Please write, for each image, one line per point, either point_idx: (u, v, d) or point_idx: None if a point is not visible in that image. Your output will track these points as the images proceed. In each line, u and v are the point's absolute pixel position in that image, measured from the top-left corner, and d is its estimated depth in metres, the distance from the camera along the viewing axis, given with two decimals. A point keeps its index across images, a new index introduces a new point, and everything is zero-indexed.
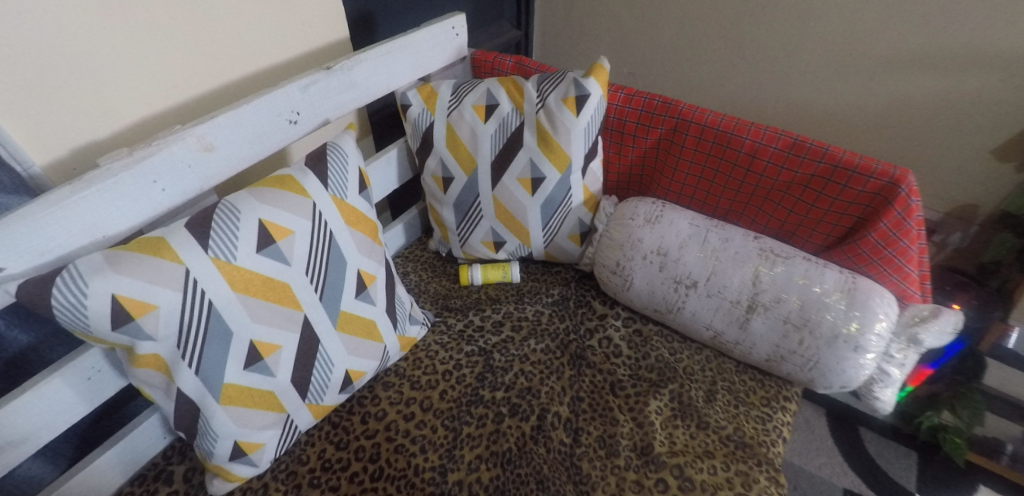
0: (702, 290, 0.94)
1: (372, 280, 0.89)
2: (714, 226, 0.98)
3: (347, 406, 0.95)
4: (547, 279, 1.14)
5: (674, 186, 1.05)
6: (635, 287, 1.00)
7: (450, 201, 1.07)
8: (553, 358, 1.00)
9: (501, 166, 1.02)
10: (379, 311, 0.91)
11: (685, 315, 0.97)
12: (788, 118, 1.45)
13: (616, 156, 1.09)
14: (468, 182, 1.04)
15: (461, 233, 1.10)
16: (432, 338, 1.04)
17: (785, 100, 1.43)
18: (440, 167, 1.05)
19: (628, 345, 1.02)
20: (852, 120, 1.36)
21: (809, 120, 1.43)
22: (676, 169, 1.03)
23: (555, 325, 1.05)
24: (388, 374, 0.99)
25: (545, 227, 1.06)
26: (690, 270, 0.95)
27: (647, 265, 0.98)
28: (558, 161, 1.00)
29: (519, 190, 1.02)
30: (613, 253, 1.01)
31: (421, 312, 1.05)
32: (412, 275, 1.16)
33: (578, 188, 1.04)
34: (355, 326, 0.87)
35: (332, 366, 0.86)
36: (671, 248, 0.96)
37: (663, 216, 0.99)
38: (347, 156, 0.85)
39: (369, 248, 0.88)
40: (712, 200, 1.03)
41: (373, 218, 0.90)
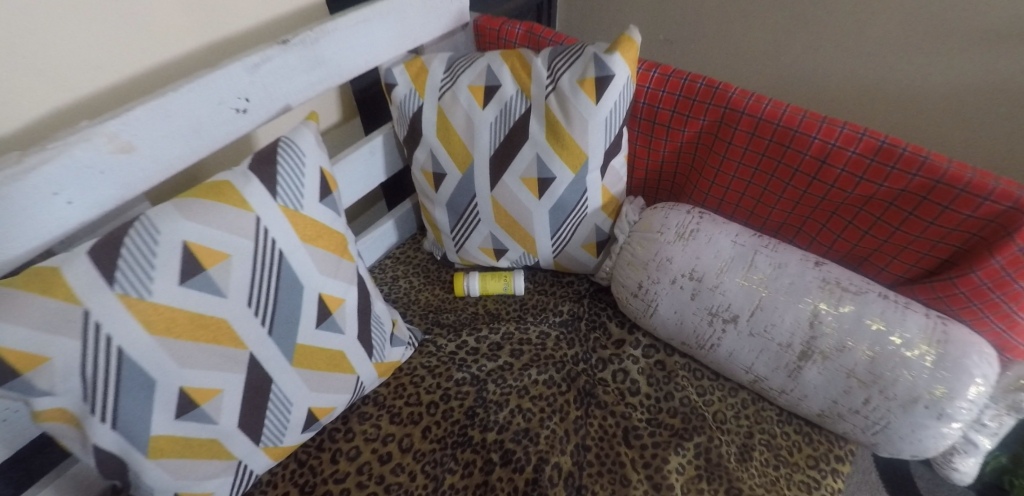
0: (743, 326, 0.76)
1: (339, 303, 0.74)
2: (763, 246, 0.78)
3: (317, 441, 0.82)
4: (556, 293, 0.97)
5: (715, 192, 0.85)
6: (660, 316, 0.82)
7: (443, 200, 0.90)
8: (557, 395, 0.84)
9: (502, 162, 0.83)
10: (349, 339, 0.76)
11: (720, 353, 0.80)
12: (854, 104, 1.20)
13: (645, 151, 0.89)
14: (462, 180, 0.87)
15: (457, 238, 0.93)
16: (419, 360, 0.90)
17: (851, 80, 1.17)
18: (431, 161, 0.88)
19: (648, 381, 0.85)
20: (920, 108, 1.12)
21: (880, 102, 1.16)
22: (720, 170, 0.83)
23: (562, 352, 0.89)
24: (365, 403, 0.86)
25: (554, 236, 0.88)
26: (730, 301, 0.76)
27: (676, 291, 0.79)
28: (572, 158, 0.81)
29: (524, 192, 0.84)
30: (634, 272, 0.83)
31: (407, 330, 0.90)
32: (402, 280, 1.01)
33: (596, 190, 0.85)
34: (318, 359, 0.73)
35: (290, 405, 0.73)
36: (708, 272, 0.77)
37: (701, 231, 0.80)
38: (303, 155, 0.69)
39: (335, 266, 0.73)
40: (763, 211, 0.83)
41: (341, 229, 0.74)
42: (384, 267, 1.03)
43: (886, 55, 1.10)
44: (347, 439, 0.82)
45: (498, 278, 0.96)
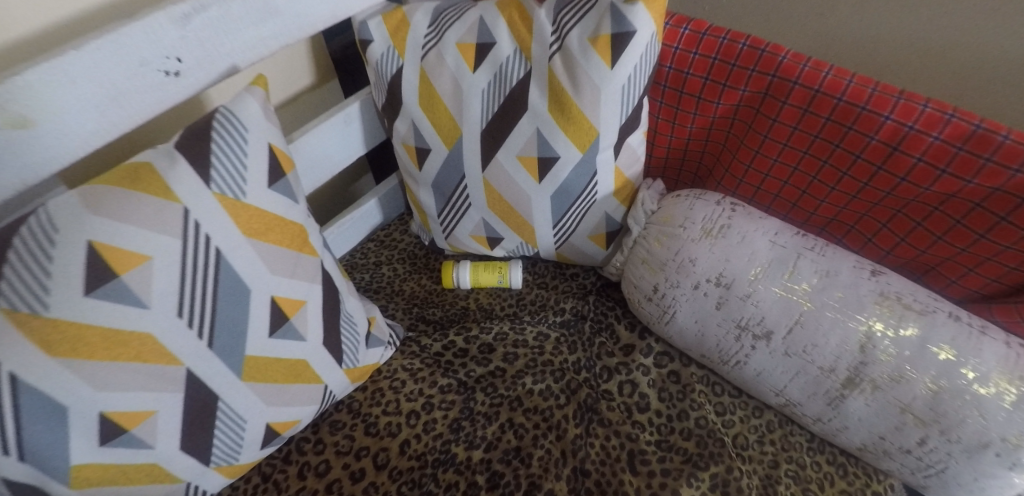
0: (777, 345, 0.64)
1: (299, 306, 0.63)
2: (808, 248, 0.65)
3: (283, 452, 0.73)
4: (557, 287, 0.86)
5: (751, 178, 0.71)
6: (677, 325, 0.70)
7: (428, 180, 0.77)
8: (554, 408, 0.74)
9: (496, 138, 0.70)
10: (312, 346, 0.66)
11: (746, 371, 0.68)
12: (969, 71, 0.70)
13: (668, 126, 0.74)
14: (449, 158, 0.73)
15: (444, 223, 0.81)
16: (400, 362, 0.80)
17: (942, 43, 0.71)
18: (413, 134, 0.74)
19: (660, 396, 0.74)
20: None
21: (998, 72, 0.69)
22: (760, 153, 0.68)
23: (562, 358, 0.78)
24: (338, 410, 0.77)
25: (556, 225, 0.76)
26: (764, 314, 0.63)
27: (698, 298, 0.67)
28: (580, 136, 0.67)
29: (521, 174, 0.71)
30: (649, 273, 0.70)
31: (387, 328, 0.79)
32: (385, 267, 0.90)
33: (608, 173, 0.71)
34: (273, 371, 0.63)
35: (243, 422, 0.63)
36: (739, 279, 0.64)
37: (732, 227, 0.66)
38: (245, 131, 0.56)
39: (293, 263, 0.62)
40: (809, 205, 0.69)
41: (299, 219, 0.62)
42: (366, 252, 0.92)
43: (887, 16, 0.74)
44: (316, 452, 0.73)
45: (492, 271, 0.85)
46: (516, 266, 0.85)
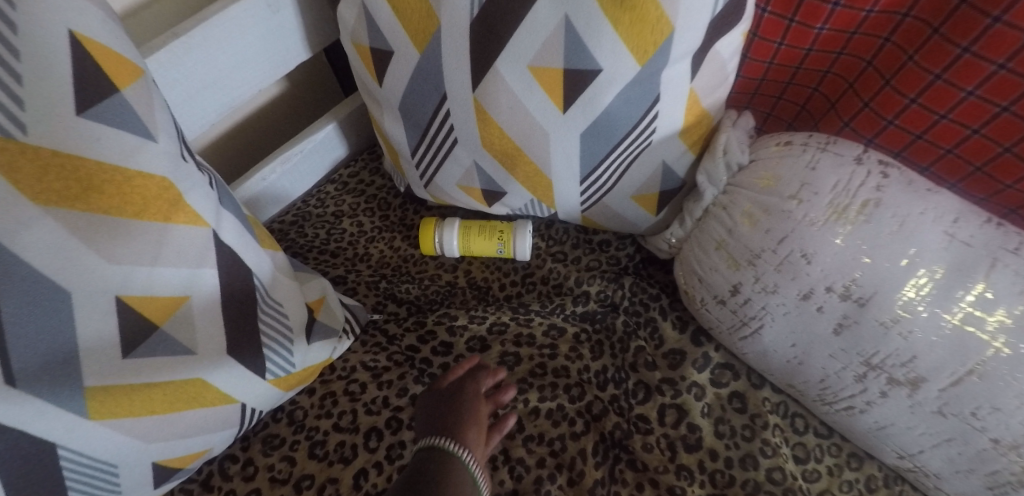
0: (928, 398, 0.40)
1: (177, 305, 0.40)
2: (1010, 248, 0.38)
3: (202, 475, 0.53)
4: (580, 263, 0.62)
5: (909, 121, 0.44)
6: (759, 344, 0.46)
7: (394, 102, 0.51)
8: (567, 439, 0.52)
9: (495, 34, 0.42)
10: (210, 359, 0.43)
11: (858, 420, 0.45)
12: None
13: (780, 27, 0.46)
14: (422, 66, 0.46)
15: (422, 163, 0.56)
16: (360, 357, 0.58)
17: None
18: (366, 26, 0.48)
19: (717, 430, 0.52)
20: None
21: None
22: (943, 79, 0.40)
23: (581, 367, 0.56)
24: (277, 420, 0.56)
25: (588, 179, 0.50)
26: (916, 353, 0.39)
27: (806, 314, 0.42)
28: (640, 37, 0.39)
29: (536, 98, 0.44)
30: (727, 266, 0.45)
31: (342, 311, 0.56)
32: (349, 220, 0.68)
33: (676, 101, 0.44)
34: (143, 401, 0.40)
35: (114, 468, 0.41)
36: (883, 294, 0.39)
37: (884, 204, 0.40)
38: (10, 8, 0.31)
39: (154, 243, 0.38)
40: (1008, 174, 0.41)
41: (161, 169, 0.38)
42: (325, 198, 0.70)
43: None
44: (245, 478, 0.53)
45: (490, 238, 0.62)
46: (525, 232, 0.61)
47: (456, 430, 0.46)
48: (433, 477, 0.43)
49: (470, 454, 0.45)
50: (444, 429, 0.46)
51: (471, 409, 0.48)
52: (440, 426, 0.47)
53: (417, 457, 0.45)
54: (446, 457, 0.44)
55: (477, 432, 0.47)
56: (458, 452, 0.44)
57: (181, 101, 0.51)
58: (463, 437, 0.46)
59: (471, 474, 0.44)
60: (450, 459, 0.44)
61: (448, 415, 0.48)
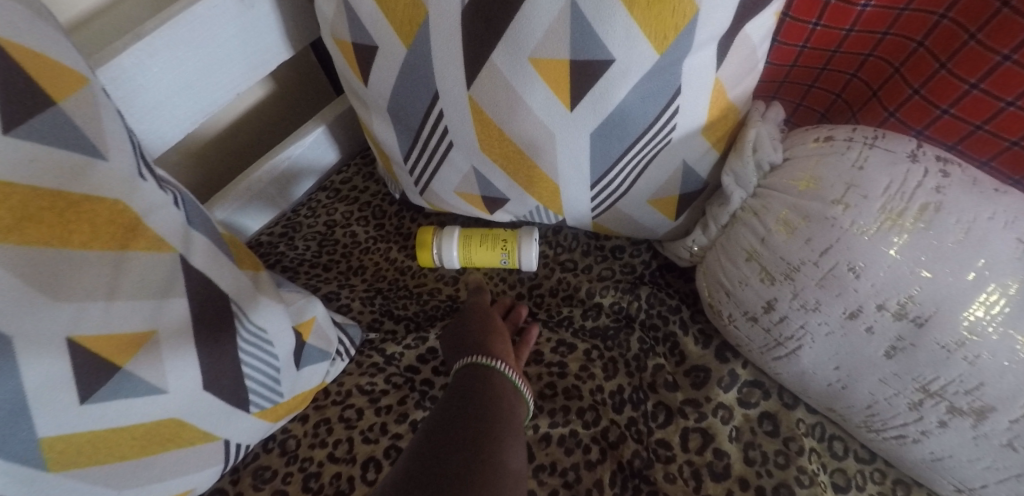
0: (995, 430, 0.35)
1: (141, 342, 0.36)
2: None
3: None
4: (591, 272, 0.58)
5: (967, 109, 0.38)
6: (797, 366, 0.41)
7: (382, 103, 0.46)
8: (582, 468, 0.47)
9: (491, 23, 0.37)
10: (184, 397, 0.39)
11: (910, 450, 0.40)
12: None
13: (817, 5, 0.41)
14: (411, 62, 0.41)
15: (416, 169, 0.51)
16: (356, 380, 0.54)
17: None
18: (345, 18, 0.42)
19: (747, 456, 0.47)
20: None
21: None
22: (1011, 60, 0.35)
23: (594, 387, 0.51)
24: (268, 450, 0.52)
25: (599, 184, 0.45)
26: (985, 379, 0.34)
27: (853, 335, 0.37)
28: (659, 20, 0.34)
29: (540, 95, 0.39)
30: (759, 279, 0.40)
31: (334, 331, 0.52)
32: (342, 230, 0.63)
33: (698, 94, 0.39)
34: (109, 444, 0.36)
35: None
36: (945, 313, 0.34)
37: (945, 209, 0.34)
38: None
39: (111, 274, 0.34)
40: None
41: (114, 189, 0.35)
42: (317, 206, 0.65)
43: None
44: None
45: (493, 250, 0.57)
46: (531, 242, 0.56)
47: (485, 344, 0.49)
48: (478, 387, 0.46)
49: (504, 363, 0.49)
50: (475, 347, 0.50)
51: (491, 325, 0.52)
52: (467, 347, 0.50)
53: (459, 375, 0.48)
54: (485, 370, 0.48)
55: (504, 343, 0.51)
56: (493, 364, 0.48)
57: (150, 109, 0.47)
58: (492, 348, 0.49)
59: (511, 380, 0.48)
60: (488, 371, 0.48)
61: (473, 334, 0.51)
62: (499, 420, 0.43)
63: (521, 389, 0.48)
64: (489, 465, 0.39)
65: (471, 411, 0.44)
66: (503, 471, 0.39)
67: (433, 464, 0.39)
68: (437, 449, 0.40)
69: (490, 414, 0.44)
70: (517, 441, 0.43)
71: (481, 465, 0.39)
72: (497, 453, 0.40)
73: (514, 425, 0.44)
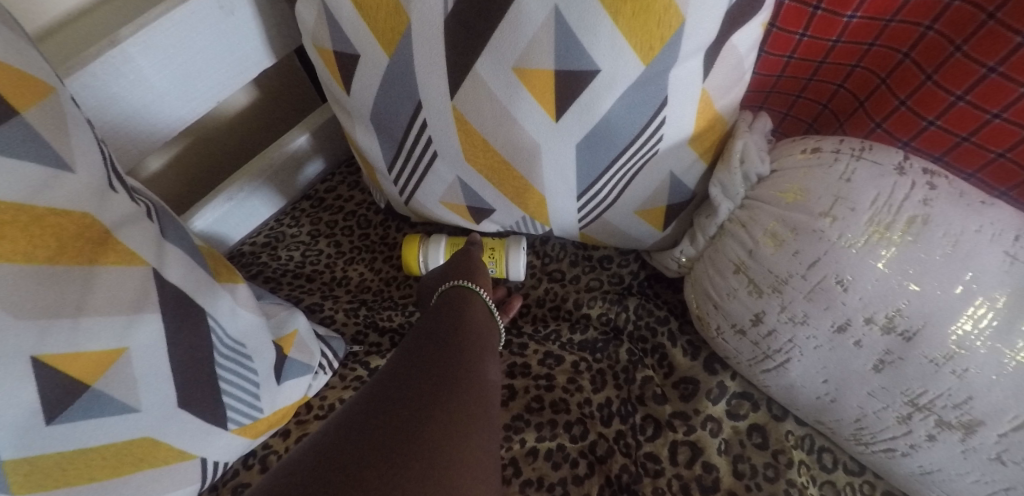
0: (983, 444, 0.35)
1: (111, 360, 0.35)
2: None
3: None
4: (579, 281, 0.57)
5: (954, 121, 0.38)
6: (785, 379, 0.41)
7: (365, 112, 0.46)
8: (570, 482, 0.47)
9: (475, 33, 0.36)
10: (157, 415, 0.37)
11: (900, 463, 0.40)
12: None
13: (804, 15, 0.40)
14: (393, 71, 0.41)
15: (400, 179, 0.50)
16: (338, 395, 0.52)
17: None
18: (327, 27, 0.42)
19: (738, 470, 0.47)
20: None
21: None
22: (997, 72, 0.34)
23: (582, 400, 0.50)
24: (247, 467, 0.50)
25: (585, 195, 0.44)
26: (973, 393, 0.34)
27: (842, 350, 0.37)
28: (644, 30, 0.33)
29: (525, 106, 0.38)
30: (748, 293, 0.40)
31: (317, 343, 0.51)
32: (326, 238, 0.62)
33: (685, 104, 0.38)
34: (78, 467, 0.34)
35: None
36: (933, 327, 0.34)
37: (933, 222, 0.34)
38: None
39: (80, 290, 0.33)
40: None
41: (80, 202, 0.34)
42: (300, 215, 0.64)
43: None
44: None
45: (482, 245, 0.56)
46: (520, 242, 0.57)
47: (472, 274, 0.51)
48: (458, 307, 0.48)
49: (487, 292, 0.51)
50: (461, 274, 0.51)
51: (479, 264, 0.53)
52: (456, 273, 0.52)
53: (442, 297, 0.50)
54: (468, 292, 0.50)
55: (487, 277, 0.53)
56: (477, 290, 0.50)
57: (126, 116, 0.46)
58: (477, 279, 0.51)
59: (488, 305, 0.50)
60: (471, 296, 0.50)
61: (463, 265, 0.52)
62: (479, 335, 0.46)
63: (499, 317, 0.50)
64: (470, 370, 0.42)
65: (452, 326, 0.46)
66: (481, 378, 0.42)
67: (415, 366, 0.41)
68: (420, 356, 0.42)
69: (470, 331, 0.46)
70: (493, 357, 0.46)
71: (464, 368, 0.42)
72: (476, 364, 0.43)
73: (491, 342, 0.47)
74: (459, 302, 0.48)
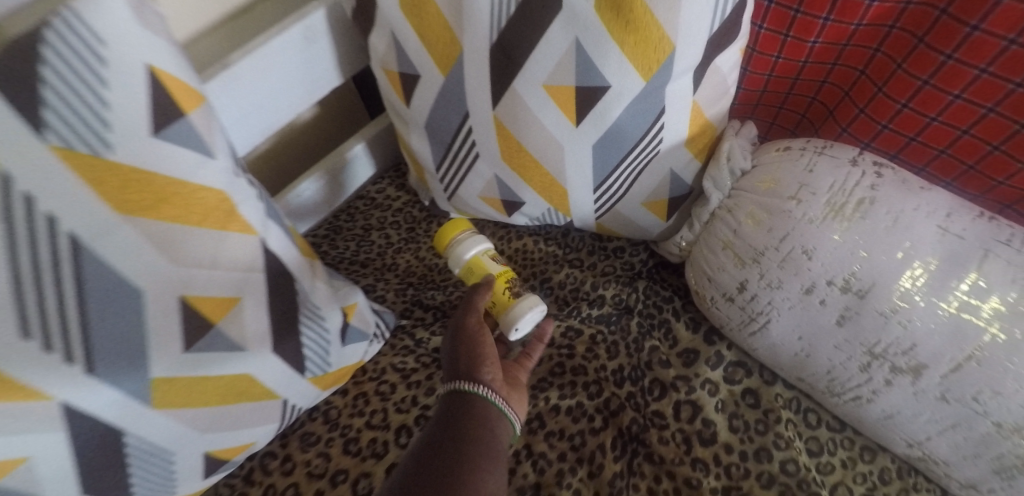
0: (930, 385, 0.42)
1: (229, 305, 0.45)
2: (1002, 240, 0.41)
3: (244, 470, 0.57)
4: (596, 267, 0.66)
5: (902, 124, 0.47)
6: (768, 339, 0.49)
7: (420, 121, 0.56)
8: (587, 434, 0.55)
9: (513, 58, 0.46)
10: (256, 357, 0.48)
11: (868, 410, 0.47)
12: None
13: (777, 41, 0.50)
14: (447, 88, 0.51)
15: (446, 178, 0.60)
16: (389, 360, 0.62)
17: None
18: (395, 53, 0.52)
19: (732, 426, 0.54)
20: None
21: None
22: (930, 85, 0.43)
23: (598, 366, 0.58)
24: (312, 419, 0.60)
25: (600, 188, 0.53)
26: (916, 341, 0.41)
27: (810, 308, 0.45)
28: (644, 56, 0.43)
29: (550, 114, 0.48)
30: (734, 265, 0.48)
31: (372, 316, 0.60)
32: (377, 232, 0.73)
33: (681, 113, 0.48)
34: (201, 390, 0.45)
35: (171, 453, 0.47)
36: (881, 286, 0.42)
37: (879, 202, 0.43)
38: (100, 45, 0.35)
39: (213, 247, 0.43)
40: (999, 171, 0.44)
41: (218, 182, 0.42)
42: (355, 212, 0.75)
43: None
44: (284, 472, 0.57)
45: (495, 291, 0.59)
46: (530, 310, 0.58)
47: (472, 368, 0.49)
48: (459, 413, 0.47)
49: (487, 387, 0.48)
50: (459, 373, 0.50)
51: (480, 351, 0.51)
52: (457, 369, 0.50)
53: (445, 398, 0.49)
54: (467, 394, 0.48)
55: (492, 364, 0.50)
56: (476, 390, 0.48)
57: (232, 124, 0.57)
58: (478, 375, 0.49)
59: (490, 404, 0.48)
60: (471, 397, 0.48)
61: (464, 355, 0.51)
62: (478, 445, 0.45)
63: (505, 412, 0.48)
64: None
65: (449, 438, 0.45)
66: None
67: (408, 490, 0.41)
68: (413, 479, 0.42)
69: (467, 443, 0.45)
70: (490, 468, 0.44)
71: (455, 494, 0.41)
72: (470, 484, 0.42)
73: (493, 447, 0.46)
74: (458, 409, 0.47)
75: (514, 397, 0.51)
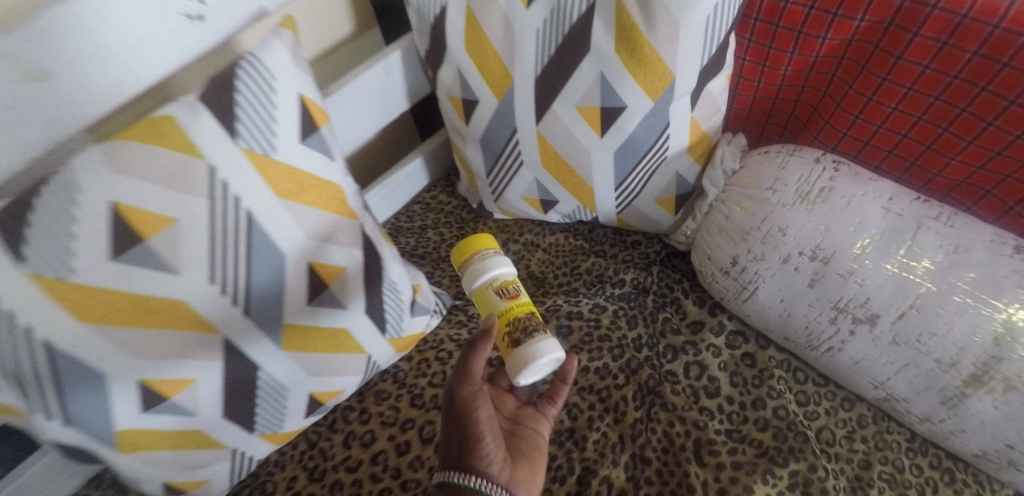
0: (883, 332, 0.53)
1: (337, 273, 0.59)
2: (931, 216, 0.53)
3: (329, 420, 0.70)
4: (617, 256, 0.79)
5: (858, 131, 0.60)
6: (757, 303, 0.61)
7: (476, 137, 0.71)
8: (612, 389, 0.67)
9: (552, 85, 0.61)
10: (353, 316, 0.62)
11: (839, 359, 0.58)
12: None
13: (757, 71, 0.64)
14: (499, 110, 0.66)
15: (494, 183, 0.75)
16: (446, 331, 0.75)
17: None
18: (458, 84, 0.68)
19: (732, 381, 0.66)
20: None
21: None
22: (874, 100, 0.56)
23: (620, 334, 0.71)
24: (383, 380, 0.73)
25: (619, 187, 0.67)
26: (869, 295, 0.53)
27: (787, 274, 0.57)
28: (653, 82, 0.57)
29: (581, 128, 0.62)
30: (727, 242, 0.61)
31: (434, 295, 0.74)
32: (433, 231, 0.87)
33: (682, 126, 0.62)
34: (315, 338, 0.59)
35: (285, 391, 0.60)
36: (840, 253, 0.54)
37: (835, 190, 0.56)
38: (273, 80, 0.51)
39: (330, 225, 0.57)
40: (933, 164, 0.56)
41: (335, 179, 0.58)
42: (413, 215, 0.90)
43: None
44: (362, 421, 0.69)
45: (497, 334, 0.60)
46: (531, 363, 0.56)
47: (465, 457, 0.48)
48: None
49: (479, 479, 0.47)
50: (451, 462, 0.48)
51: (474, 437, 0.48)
52: (450, 456, 0.48)
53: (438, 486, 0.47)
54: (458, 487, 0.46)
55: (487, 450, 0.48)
56: (466, 482, 0.46)
57: None
58: (472, 464, 0.47)
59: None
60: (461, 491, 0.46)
61: (458, 441, 0.48)
62: None
63: None
64: None
65: None
66: None
67: None
68: None
69: None
70: None
71: None
72: None
73: None
74: None
75: (515, 477, 0.51)
